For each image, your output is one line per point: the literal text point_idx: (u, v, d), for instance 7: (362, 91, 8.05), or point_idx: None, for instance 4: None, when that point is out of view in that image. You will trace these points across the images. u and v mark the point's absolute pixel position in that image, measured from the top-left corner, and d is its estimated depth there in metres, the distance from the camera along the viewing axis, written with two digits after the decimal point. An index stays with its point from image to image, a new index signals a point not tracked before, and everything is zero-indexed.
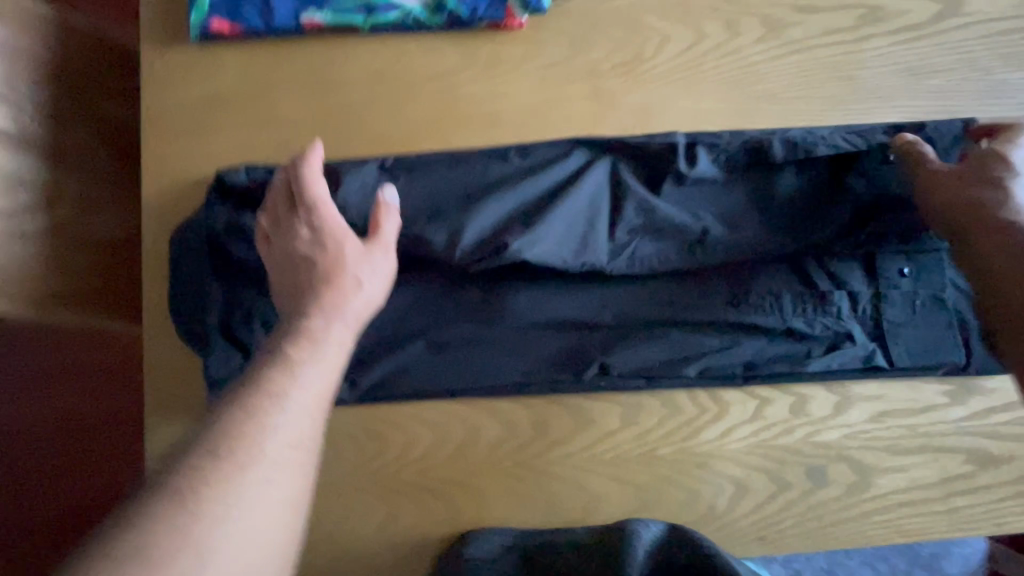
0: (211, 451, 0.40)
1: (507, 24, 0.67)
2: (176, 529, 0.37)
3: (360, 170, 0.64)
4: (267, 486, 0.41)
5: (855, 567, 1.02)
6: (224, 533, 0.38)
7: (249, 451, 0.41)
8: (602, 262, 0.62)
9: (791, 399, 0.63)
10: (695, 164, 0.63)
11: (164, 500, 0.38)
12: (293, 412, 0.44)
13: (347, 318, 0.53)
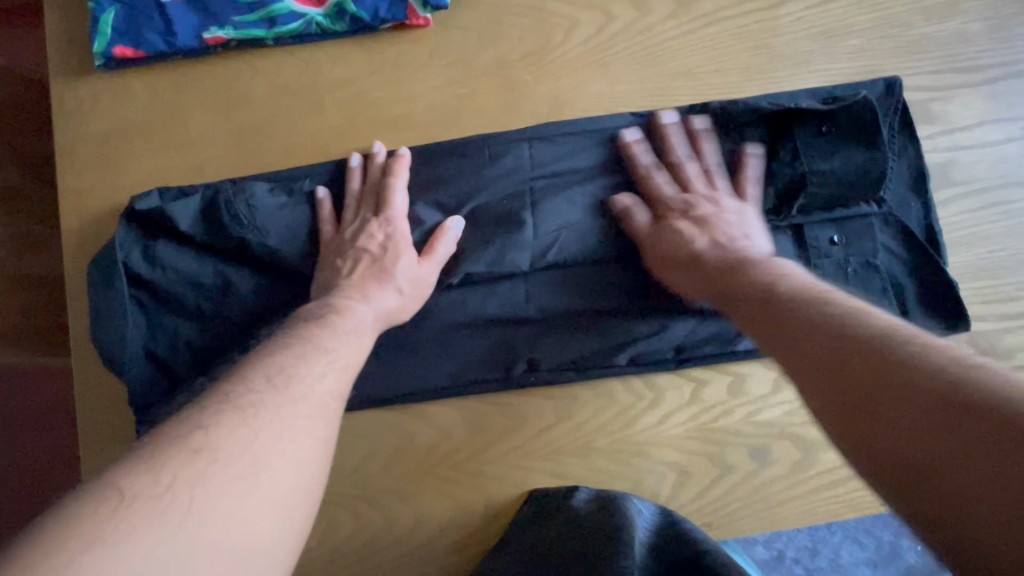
0: (260, 393, 0.45)
1: (411, 23, 0.67)
2: (212, 447, 0.40)
3: (269, 193, 0.64)
4: (313, 418, 0.46)
5: (840, 544, 1.00)
6: (273, 461, 0.41)
7: (285, 391, 0.46)
8: (525, 268, 0.61)
9: (728, 379, 0.62)
10: (605, 156, 0.65)
11: (208, 427, 0.41)
12: (318, 381, 0.49)
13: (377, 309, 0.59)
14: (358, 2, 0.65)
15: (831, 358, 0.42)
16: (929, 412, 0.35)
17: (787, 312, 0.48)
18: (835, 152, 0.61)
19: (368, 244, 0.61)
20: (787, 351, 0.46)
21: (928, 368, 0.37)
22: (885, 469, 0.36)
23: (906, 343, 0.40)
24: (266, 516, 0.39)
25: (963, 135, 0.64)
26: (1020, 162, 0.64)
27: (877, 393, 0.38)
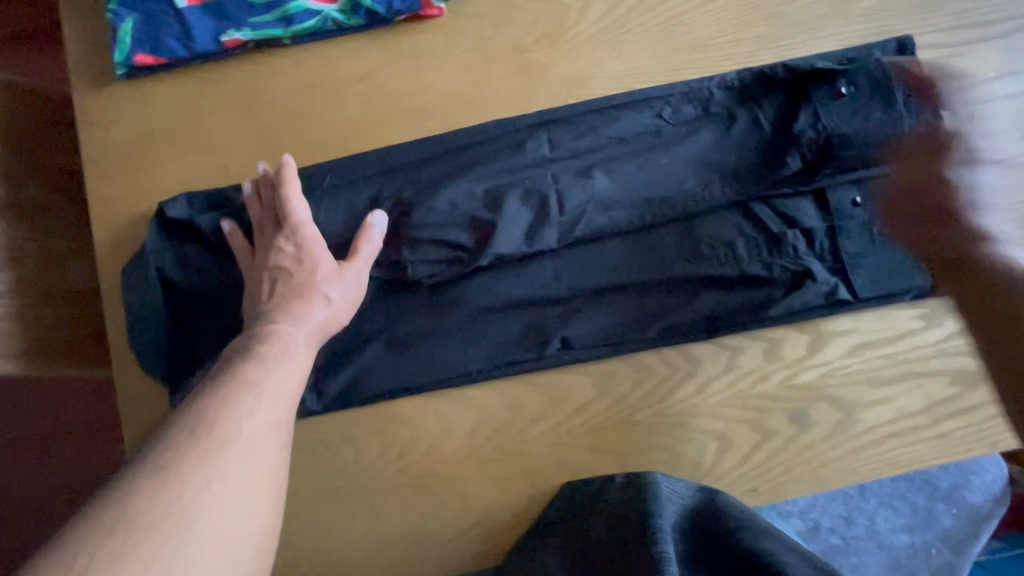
0: (193, 439, 0.42)
1: (425, 14, 0.67)
2: (161, 484, 0.38)
3: None
4: (254, 455, 0.43)
5: (875, 511, 1.01)
6: (212, 512, 0.39)
7: (202, 429, 0.42)
8: (553, 246, 0.62)
9: (762, 345, 0.63)
10: (622, 128, 0.65)
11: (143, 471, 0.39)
12: (261, 422, 0.45)
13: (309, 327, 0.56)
14: None
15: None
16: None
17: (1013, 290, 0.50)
18: (852, 112, 0.62)
19: (280, 258, 0.60)
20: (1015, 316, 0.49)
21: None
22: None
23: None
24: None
25: (981, 89, 0.65)
26: None
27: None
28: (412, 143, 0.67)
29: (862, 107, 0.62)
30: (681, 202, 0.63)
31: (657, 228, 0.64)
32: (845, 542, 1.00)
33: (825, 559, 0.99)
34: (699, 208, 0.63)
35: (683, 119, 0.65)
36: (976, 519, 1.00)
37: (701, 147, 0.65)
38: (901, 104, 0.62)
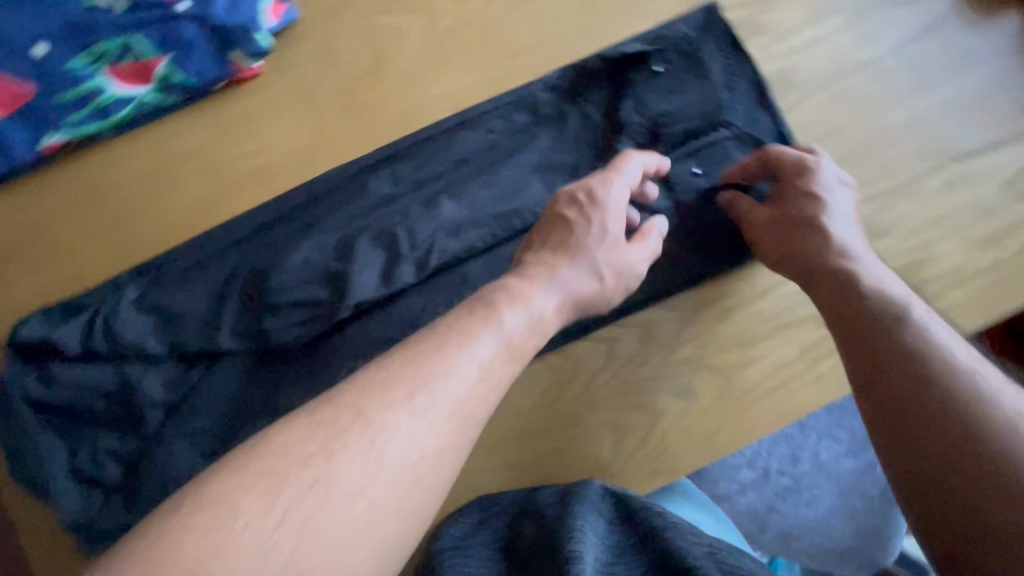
0: (392, 404, 0.43)
1: (242, 76, 0.67)
2: (338, 437, 0.41)
3: (144, 289, 0.64)
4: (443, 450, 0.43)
5: (817, 444, 1.04)
6: (348, 479, 0.40)
7: (422, 393, 0.44)
8: (412, 282, 0.62)
9: (636, 331, 0.64)
10: (459, 151, 0.65)
11: (353, 440, 0.41)
12: (432, 419, 0.43)
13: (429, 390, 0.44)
14: (183, 70, 0.65)
15: (880, 358, 0.49)
16: (960, 436, 0.43)
17: (859, 299, 0.53)
18: (668, 87, 0.64)
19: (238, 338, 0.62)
20: (860, 330, 0.51)
21: (979, 409, 0.43)
22: (904, 459, 0.45)
23: (948, 361, 0.46)
24: (359, 555, 0.38)
25: (793, 38, 0.66)
26: (853, 48, 0.66)
27: (948, 427, 0.43)
28: (255, 208, 0.65)
29: (677, 82, 0.64)
30: (529, 211, 0.63)
31: (514, 241, 0.64)
32: (795, 480, 1.03)
33: (779, 500, 1.03)
34: (548, 212, 0.63)
35: (516, 128, 0.65)
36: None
37: (539, 153, 0.65)
38: (715, 71, 0.64)
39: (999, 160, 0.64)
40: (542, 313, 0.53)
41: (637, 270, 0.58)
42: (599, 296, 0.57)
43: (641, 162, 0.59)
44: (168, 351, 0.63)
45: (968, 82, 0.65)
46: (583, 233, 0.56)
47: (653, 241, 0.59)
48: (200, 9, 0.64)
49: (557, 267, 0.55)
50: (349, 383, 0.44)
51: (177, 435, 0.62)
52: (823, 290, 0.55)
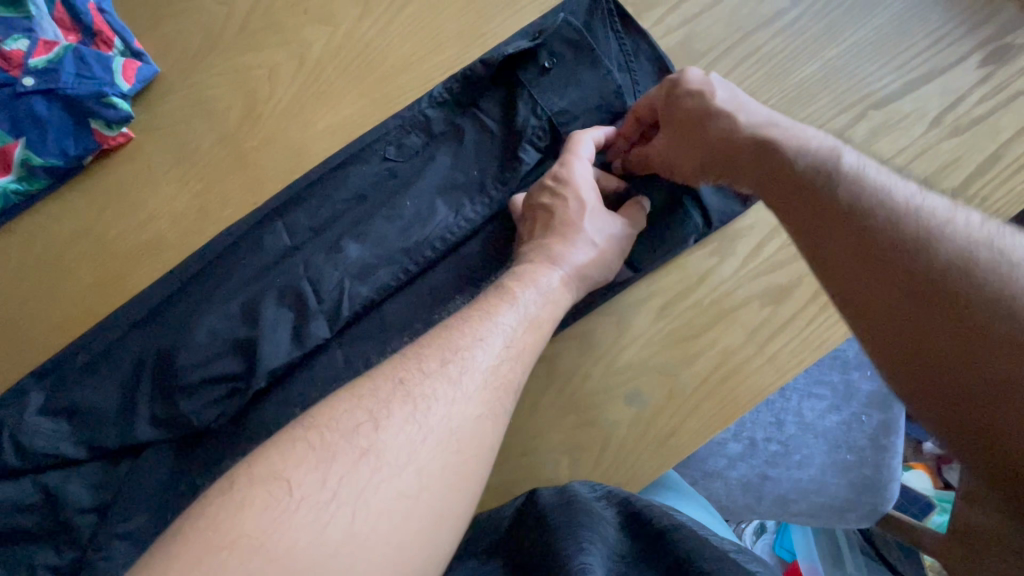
0: (395, 407, 0.40)
1: (110, 145, 0.62)
2: (337, 458, 0.36)
3: (49, 393, 0.60)
4: (466, 454, 0.40)
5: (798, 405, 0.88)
6: (371, 499, 0.35)
7: (429, 396, 0.41)
8: (328, 336, 0.58)
9: (574, 342, 0.60)
10: (354, 186, 0.61)
11: (373, 445, 0.37)
12: (451, 416, 0.41)
13: (420, 396, 0.41)
14: (43, 151, 0.60)
15: (877, 262, 0.40)
16: (1001, 329, 0.35)
17: (833, 191, 0.43)
18: (565, 80, 0.59)
19: (204, 402, 0.57)
20: (843, 230, 0.42)
21: (1011, 285, 0.35)
22: (942, 383, 0.36)
23: (954, 237, 0.38)
24: (410, 526, 0.35)
25: (690, 4, 0.62)
26: (754, 4, 0.62)
27: (985, 325, 0.35)
28: (157, 282, 0.62)
29: (570, 73, 0.60)
30: (439, 238, 0.59)
31: (431, 272, 0.60)
32: (785, 446, 0.88)
33: (771, 469, 0.88)
34: (459, 236, 0.59)
35: (411, 151, 0.61)
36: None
37: (440, 173, 0.60)
38: (607, 57, 0.60)
39: (924, 97, 0.60)
40: (551, 283, 0.53)
41: (625, 234, 0.57)
42: (599, 268, 0.55)
43: (592, 135, 0.57)
44: (88, 453, 0.58)
45: (879, 20, 0.61)
46: (566, 208, 0.55)
47: (632, 206, 0.58)
48: (44, 83, 0.59)
49: (552, 247, 0.54)
50: (404, 356, 0.44)
51: (103, 543, 0.57)
52: (789, 193, 0.46)
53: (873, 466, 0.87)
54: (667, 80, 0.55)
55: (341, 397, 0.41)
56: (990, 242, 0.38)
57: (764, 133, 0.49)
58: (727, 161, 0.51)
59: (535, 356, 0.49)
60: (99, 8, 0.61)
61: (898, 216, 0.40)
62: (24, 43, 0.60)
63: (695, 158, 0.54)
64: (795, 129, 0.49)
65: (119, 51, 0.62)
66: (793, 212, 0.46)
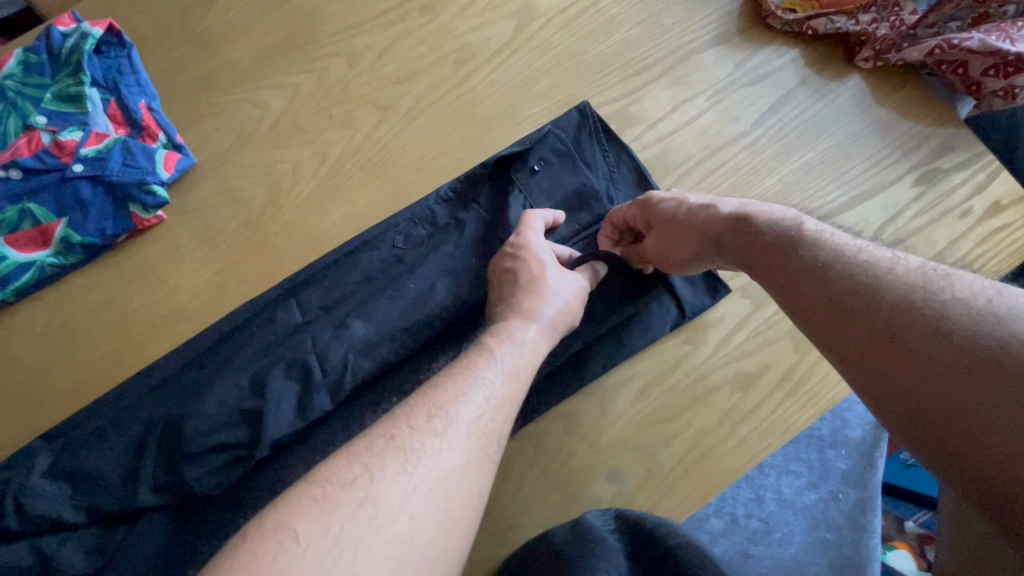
0: (388, 458, 0.43)
1: (144, 226, 0.68)
2: (337, 505, 0.39)
3: (52, 457, 0.61)
4: (452, 500, 0.42)
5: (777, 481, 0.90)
6: (369, 544, 0.38)
7: (419, 444, 0.44)
8: (329, 408, 0.62)
9: (559, 421, 0.64)
10: (363, 268, 0.67)
11: (369, 493, 0.40)
12: (440, 466, 0.44)
13: (408, 449, 0.44)
14: (82, 230, 0.66)
15: (837, 313, 0.44)
16: (959, 355, 0.36)
17: (797, 255, 0.48)
18: (549, 183, 0.68)
19: (206, 469, 0.60)
20: (809, 289, 0.46)
21: (950, 313, 0.38)
22: (915, 418, 0.38)
23: (902, 279, 0.42)
24: (409, 567, 0.38)
25: (664, 124, 0.72)
26: (719, 126, 0.72)
27: (932, 354, 0.38)
28: (172, 352, 0.66)
29: (556, 176, 0.68)
30: (437, 317, 0.64)
31: (428, 349, 0.66)
32: (765, 522, 0.89)
33: (752, 546, 0.88)
34: (457, 316, 0.65)
35: (417, 240, 0.68)
36: (867, 451, 0.90)
37: (441, 259, 0.67)
38: (591, 165, 0.69)
39: (867, 210, 0.69)
40: (530, 338, 0.56)
41: (583, 286, 0.61)
42: (567, 318, 0.59)
43: (541, 214, 0.64)
44: (86, 518, 0.59)
45: (825, 144, 0.71)
46: (527, 268, 0.60)
47: (588, 269, 0.63)
48: (92, 170, 0.66)
49: (522, 303, 0.58)
50: (394, 415, 0.48)
51: None
52: (766, 263, 0.51)
53: (852, 545, 0.85)
54: (639, 199, 0.63)
55: (342, 456, 0.44)
56: (927, 278, 0.41)
57: (740, 212, 0.55)
58: (714, 241, 0.57)
59: (515, 408, 0.52)
60: (149, 107, 0.70)
61: (848, 269, 0.44)
62: (78, 135, 0.67)
63: (682, 252, 0.59)
64: (765, 206, 0.55)
65: (162, 143, 0.69)
66: (772, 279, 0.51)
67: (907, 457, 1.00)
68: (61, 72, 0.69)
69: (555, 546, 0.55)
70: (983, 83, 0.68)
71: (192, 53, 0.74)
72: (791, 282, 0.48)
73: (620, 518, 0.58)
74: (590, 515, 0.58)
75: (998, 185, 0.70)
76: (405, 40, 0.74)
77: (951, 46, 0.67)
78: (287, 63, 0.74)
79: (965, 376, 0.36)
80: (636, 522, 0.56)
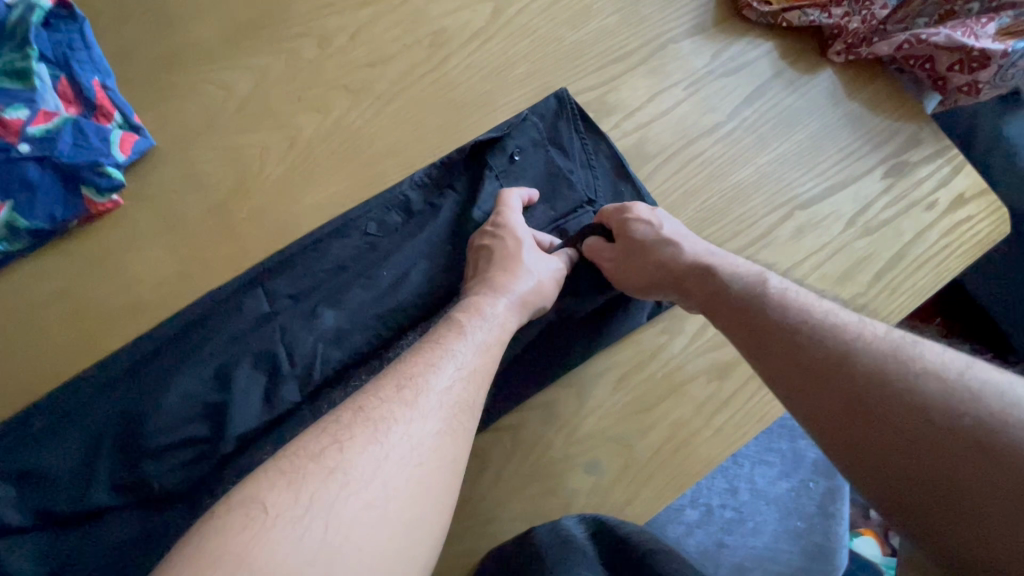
0: (358, 430, 0.41)
1: (98, 211, 0.64)
2: (303, 477, 0.38)
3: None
4: (426, 467, 0.41)
5: (751, 472, 0.91)
6: (342, 513, 0.36)
7: (393, 419, 0.43)
8: (299, 400, 0.59)
9: (537, 412, 0.63)
10: (333, 255, 0.65)
11: (338, 463, 0.39)
12: (412, 434, 0.42)
13: (377, 420, 0.42)
14: (29, 214, 0.61)
15: (815, 383, 0.46)
16: (941, 435, 0.39)
17: (769, 319, 0.51)
18: (526, 169, 0.67)
19: (169, 465, 0.57)
20: (786, 353, 0.48)
21: (928, 386, 0.41)
22: (898, 489, 0.40)
23: (872, 349, 0.45)
24: (383, 534, 0.37)
25: (642, 113, 0.72)
26: (696, 116, 0.72)
27: (911, 429, 0.40)
28: (128, 345, 0.62)
29: (532, 162, 0.67)
30: (411, 305, 0.63)
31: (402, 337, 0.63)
32: (739, 512, 0.89)
33: (726, 536, 0.87)
34: (432, 305, 0.63)
35: (391, 228, 0.66)
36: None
37: (416, 247, 0.65)
38: (568, 151, 0.69)
39: (841, 200, 0.70)
40: (500, 312, 0.55)
41: (560, 269, 0.61)
42: (539, 296, 0.59)
43: (518, 193, 0.64)
44: (32, 521, 0.55)
45: (800, 135, 0.72)
46: (504, 246, 0.60)
47: (567, 254, 0.64)
48: (40, 151, 0.61)
49: (495, 279, 0.57)
50: (364, 388, 0.46)
51: None
52: (738, 320, 0.53)
53: (822, 532, 0.87)
54: (619, 206, 0.63)
55: (309, 431, 0.43)
56: (900, 348, 0.44)
57: (704, 261, 0.58)
58: (674, 280, 0.60)
59: (487, 378, 0.51)
60: (104, 85, 0.66)
61: (819, 337, 0.47)
62: (24, 112, 0.62)
63: (638, 277, 0.61)
64: (729, 259, 0.58)
65: (118, 124, 0.66)
66: (745, 338, 0.52)
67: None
68: (5, 45, 0.64)
69: (535, 543, 0.54)
70: (949, 78, 0.70)
71: (152, 30, 0.70)
72: (762, 346, 0.51)
73: (599, 523, 0.57)
74: (570, 516, 0.57)
75: (961, 179, 0.72)
76: (378, 22, 0.72)
77: (919, 41, 0.69)
78: (255, 42, 0.71)
79: (948, 455, 0.38)
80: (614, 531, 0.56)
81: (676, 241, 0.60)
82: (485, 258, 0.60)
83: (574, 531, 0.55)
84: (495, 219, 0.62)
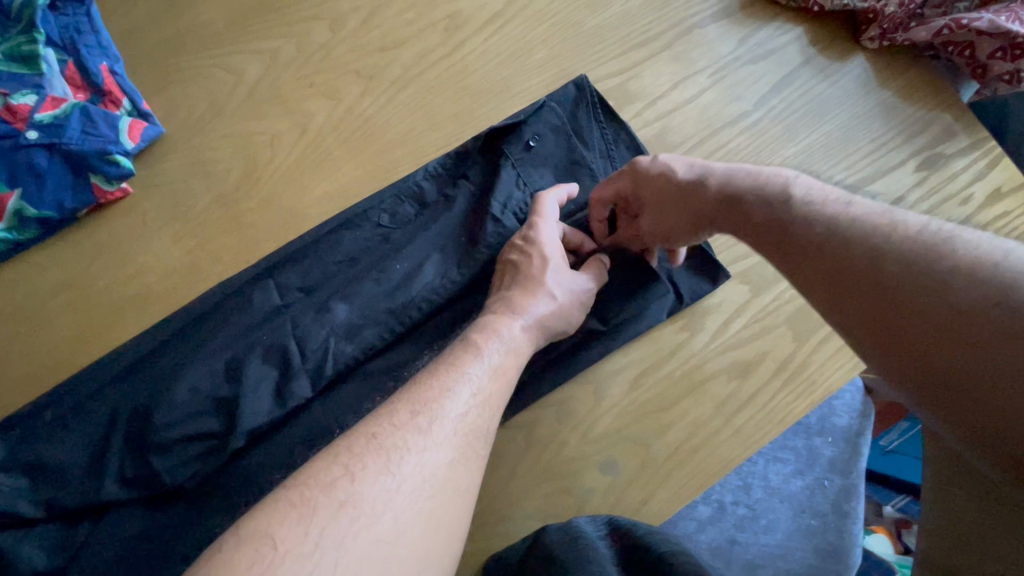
0: (367, 460, 0.40)
1: (107, 200, 0.63)
2: (313, 512, 0.37)
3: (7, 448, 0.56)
4: (437, 500, 0.40)
5: (765, 468, 0.88)
6: (352, 550, 0.35)
7: (401, 447, 0.41)
8: (310, 395, 0.58)
9: (552, 410, 0.62)
10: (345, 247, 0.63)
11: (348, 497, 0.38)
12: (424, 465, 0.41)
13: (387, 447, 0.41)
14: (37, 202, 0.60)
15: (843, 285, 0.40)
16: (982, 324, 0.33)
17: (790, 225, 0.45)
18: (544, 160, 0.65)
19: (180, 459, 0.56)
20: (812, 254, 0.43)
21: (968, 272, 0.34)
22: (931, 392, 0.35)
23: (906, 238, 0.38)
24: (395, 569, 0.35)
25: (664, 101, 0.69)
26: (720, 105, 0.69)
27: (936, 322, 0.35)
28: (139, 336, 0.62)
29: (551, 153, 0.65)
30: (425, 299, 0.61)
31: (415, 332, 0.62)
32: (752, 509, 0.87)
33: (739, 533, 0.86)
34: (446, 299, 0.62)
35: (404, 219, 0.64)
36: (853, 439, 0.89)
37: (430, 239, 0.63)
38: (588, 142, 0.67)
39: (871, 193, 0.67)
40: (517, 335, 0.54)
41: (587, 291, 0.59)
42: (559, 319, 0.57)
43: (554, 195, 0.61)
44: (45, 513, 0.55)
45: (828, 126, 0.69)
46: (530, 265, 0.58)
47: (597, 262, 0.61)
48: (48, 138, 0.60)
49: (514, 299, 0.56)
50: (376, 413, 0.45)
51: None
52: (761, 226, 0.47)
53: (835, 532, 0.85)
54: (627, 169, 0.59)
55: (320, 458, 0.42)
56: (930, 238, 0.37)
57: (732, 179, 0.51)
58: (705, 212, 0.53)
59: (502, 405, 0.50)
60: (111, 69, 0.64)
61: (847, 233, 0.41)
62: (32, 98, 0.61)
63: (669, 233, 0.57)
64: (759, 167, 0.51)
65: (126, 110, 0.64)
66: (770, 250, 0.47)
67: (887, 443, 1.02)
68: (12, 28, 0.62)
69: (546, 540, 0.53)
70: (990, 66, 0.67)
71: (160, 13, 0.68)
72: (789, 250, 0.45)
73: (612, 522, 0.56)
74: (582, 516, 0.57)
75: (997, 173, 0.69)
76: (392, 5, 0.70)
77: (960, 26, 0.65)
78: (264, 26, 0.69)
79: (988, 344, 0.32)
80: (628, 529, 0.54)
81: (696, 173, 0.54)
82: (511, 273, 0.59)
83: (586, 530, 0.54)
84: (523, 233, 0.60)
